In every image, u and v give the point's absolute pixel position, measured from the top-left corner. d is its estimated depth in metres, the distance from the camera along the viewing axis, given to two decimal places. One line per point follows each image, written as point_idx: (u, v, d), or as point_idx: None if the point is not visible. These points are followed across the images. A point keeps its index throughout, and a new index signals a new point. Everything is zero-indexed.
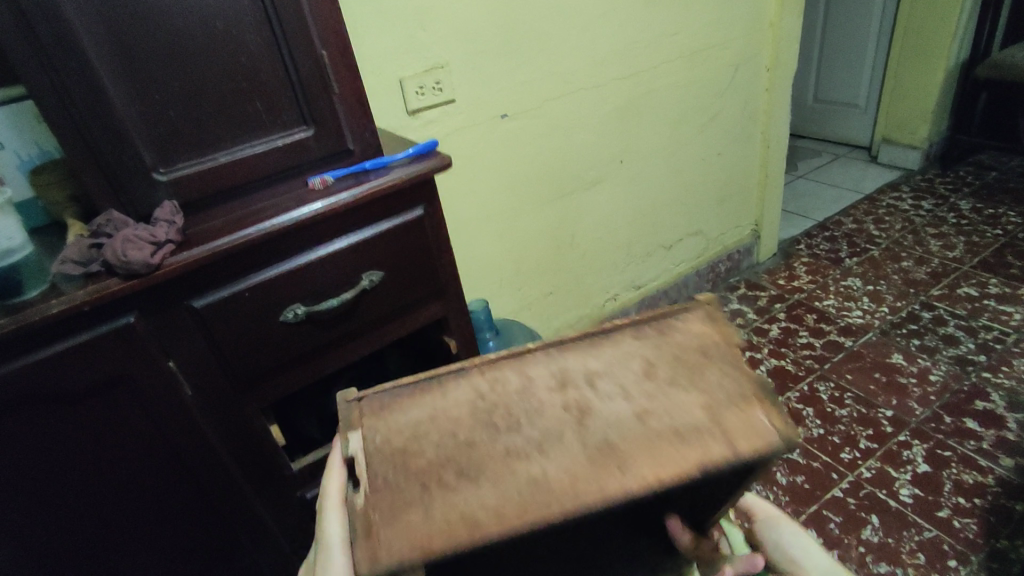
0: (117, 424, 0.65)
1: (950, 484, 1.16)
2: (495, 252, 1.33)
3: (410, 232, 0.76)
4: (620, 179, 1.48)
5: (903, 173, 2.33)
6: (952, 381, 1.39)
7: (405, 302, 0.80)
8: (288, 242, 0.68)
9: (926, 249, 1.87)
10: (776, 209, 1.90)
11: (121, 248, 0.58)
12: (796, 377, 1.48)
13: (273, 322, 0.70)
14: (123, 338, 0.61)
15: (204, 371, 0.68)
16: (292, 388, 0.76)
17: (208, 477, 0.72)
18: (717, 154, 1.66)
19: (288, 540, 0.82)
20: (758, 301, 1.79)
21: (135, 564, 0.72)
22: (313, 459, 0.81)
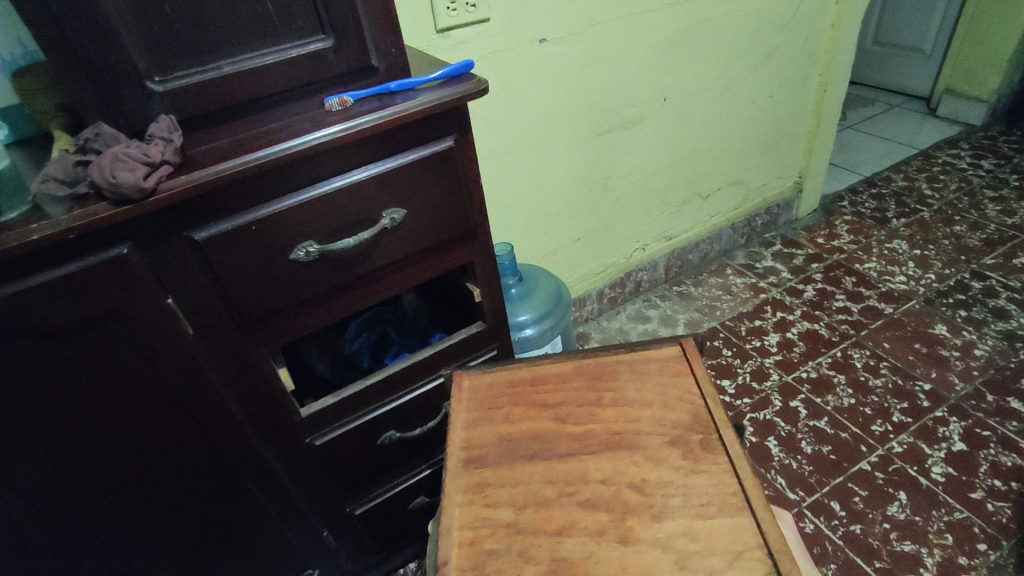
0: (115, 363, 0.59)
1: (986, 466, 1.11)
2: (522, 193, 1.24)
3: (438, 166, 0.68)
4: (662, 118, 1.36)
5: (964, 129, 2.15)
6: (998, 357, 1.31)
7: (429, 245, 0.72)
8: (301, 169, 0.60)
9: (982, 213, 1.74)
10: (823, 160, 1.76)
11: (109, 167, 0.50)
12: (829, 343, 1.41)
13: (284, 260, 0.63)
14: (117, 270, 0.55)
15: (207, 309, 0.62)
16: (304, 330, 0.70)
17: (213, 419, 0.68)
18: (768, 97, 1.52)
19: (297, 482, 0.79)
20: (794, 260, 1.69)
21: (138, 509, 0.69)
22: (321, 408, 0.76)
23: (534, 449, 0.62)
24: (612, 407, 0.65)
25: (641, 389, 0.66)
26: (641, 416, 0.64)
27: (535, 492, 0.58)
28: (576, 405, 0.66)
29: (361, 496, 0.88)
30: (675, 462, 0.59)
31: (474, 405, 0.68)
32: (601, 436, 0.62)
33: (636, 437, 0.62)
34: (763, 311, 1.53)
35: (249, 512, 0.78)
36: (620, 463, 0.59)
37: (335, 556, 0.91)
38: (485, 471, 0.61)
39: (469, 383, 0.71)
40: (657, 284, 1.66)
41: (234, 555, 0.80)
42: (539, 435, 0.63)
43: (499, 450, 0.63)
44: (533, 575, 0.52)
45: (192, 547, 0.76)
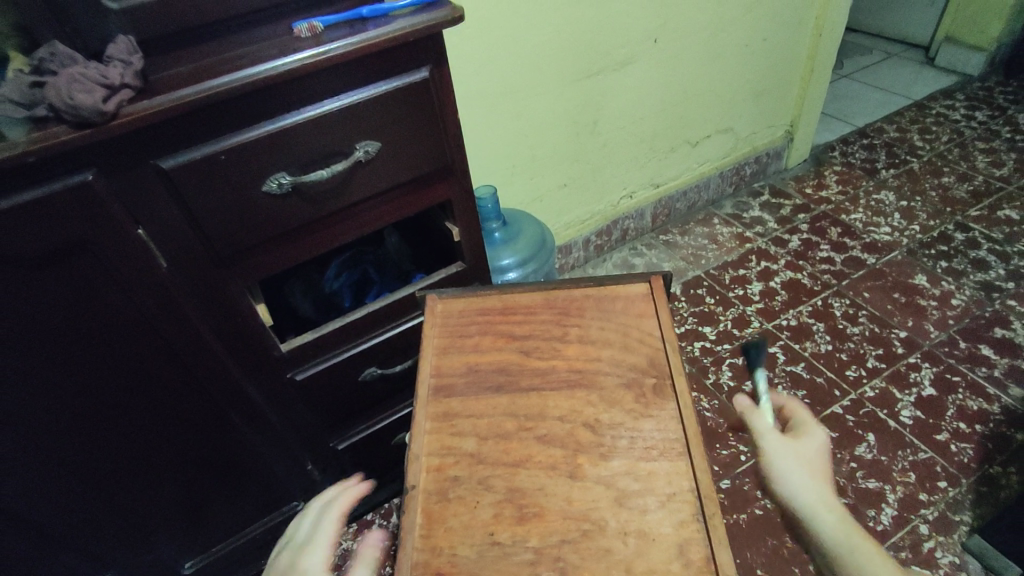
0: (87, 293, 0.59)
1: (953, 410, 1.15)
2: (506, 135, 1.22)
3: (412, 99, 0.66)
4: (651, 61, 1.32)
5: (960, 79, 2.12)
6: (974, 306, 1.33)
7: (405, 181, 0.71)
8: (270, 97, 0.58)
9: (971, 165, 1.73)
10: (815, 109, 1.74)
11: (66, 88, 0.49)
12: (811, 291, 1.43)
13: (256, 192, 0.62)
14: (81, 197, 0.53)
15: (180, 242, 0.61)
16: (282, 264, 0.70)
17: (192, 352, 0.69)
18: (762, 40, 1.48)
19: (279, 417, 0.81)
20: (781, 211, 1.69)
21: (122, 439, 0.70)
22: (301, 344, 0.77)
23: (499, 379, 0.63)
24: (575, 344, 0.66)
25: (604, 329, 0.67)
26: (602, 356, 0.64)
27: (498, 422, 0.60)
28: (541, 339, 0.67)
29: (344, 432, 0.91)
30: (627, 405, 0.60)
31: (442, 332, 0.69)
32: (560, 371, 0.64)
33: (595, 374, 0.63)
34: (747, 261, 1.54)
35: (233, 444, 0.80)
36: (577, 402, 0.61)
37: (318, 489, 0.94)
38: (453, 398, 0.63)
39: (440, 309, 0.71)
40: (643, 233, 1.65)
41: (222, 484, 0.83)
42: (504, 368, 0.64)
43: (466, 377, 0.64)
44: (489, 503, 0.54)
45: (179, 476, 0.78)
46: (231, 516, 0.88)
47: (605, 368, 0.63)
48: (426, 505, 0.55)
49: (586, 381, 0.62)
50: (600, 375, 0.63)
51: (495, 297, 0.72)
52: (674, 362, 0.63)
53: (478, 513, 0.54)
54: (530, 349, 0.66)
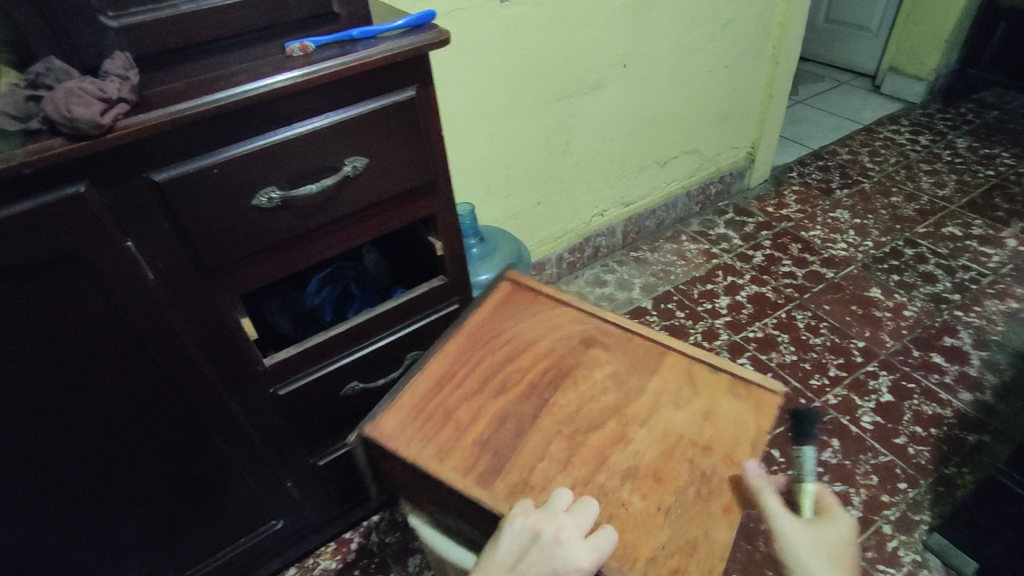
0: (72, 306, 0.59)
1: (909, 414, 1.21)
2: (485, 155, 1.26)
3: (400, 116, 0.68)
4: (621, 84, 1.38)
5: (905, 107, 2.26)
6: (925, 317, 1.42)
7: (391, 197, 0.73)
8: (262, 113, 0.60)
9: (917, 185, 1.85)
10: (774, 131, 1.83)
11: (63, 101, 0.50)
12: (775, 305, 1.49)
13: (245, 206, 0.63)
14: (71, 209, 0.54)
15: (170, 255, 0.62)
16: (269, 277, 0.71)
17: (176, 366, 0.69)
18: (723, 67, 1.56)
19: (261, 432, 0.81)
20: (745, 228, 1.76)
21: (100, 457, 0.69)
22: (284, 357, 0.77)
23: (507, 419, 0.66)
24: (526, 355, 0.73)
25: (529, 330, 0.76)
26: (561, 353, 0.73)
27: (549, 440, 0.64)
28: (495, 373, 0.71)
29: (324, 449, 0.91)
30: (606, 392, 0.69)
31: (422, 436, 0.65)
32: (550, 374, 0.70)
33: (573, 358, 0.72)
34: (714, 276, 1.60)
35: (214, 463, 0.79)
36: (574, 396, 0.68)
37: (300, 507, 0.94)
38: (505, 466, 0.62)
39: (402, 432, 0.66)
40: (615, 250, 1.70)
41: (202, 505, 0.82)
42: (503, 414, 0.66)
43: (486, 428, 0.65)
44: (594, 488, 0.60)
45: (157, 494, 0.77)
46: (209, 536, 0.86)
47: (569, 365, 0.72)
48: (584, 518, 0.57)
49: (570, 380, 0.70)
50: (566, 366, 0.71)
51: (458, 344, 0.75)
52: (587, 305, 0.79)
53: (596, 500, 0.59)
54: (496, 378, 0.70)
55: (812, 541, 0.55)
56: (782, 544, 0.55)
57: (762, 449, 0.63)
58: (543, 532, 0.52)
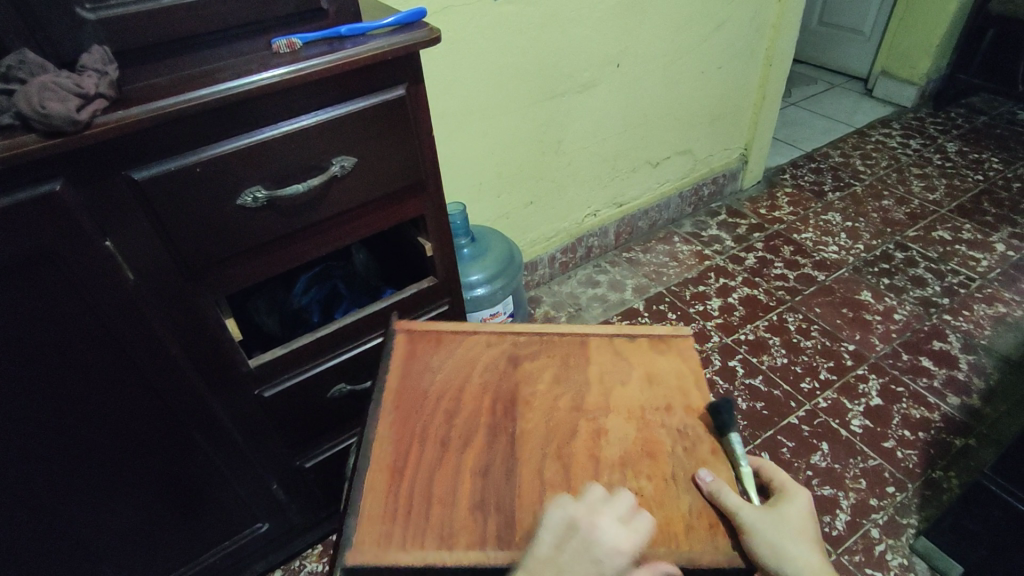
0: (47, 306, 0.57)
1: (898, 418, 1.21)
2: (476, 154, 1.24)
3: (390, 115, 0.67)
4: (614, 84, 1.37)
5: (896, 110, 2.27)
6: (914, 320, 1.42)
7: (379, 197, 0.72)
8: (247, 111, 0.58)
9: (908, 189, 1.85)
10: (768, 133, 1.83)
11: (37, 96, 0.48)
12: (766, 308, 1.49)
13: (230, 206, 0.61)
14: (46, 207, 0.52)
15: (150, 255, 0.60)
16: (254, 278, 0.69)
17: (156, 368, 0.67)
18: (717, 68, 1.56)
19: (245, 435, 0.80)
20: (737, 229, 1.76)
21: (76, 460, 0.68)
22: (269, 359, 0.76)
23: (488, 469, 0.61)
24: (469, 395, 0.68)
25: (449, 376, 0.70)
26: (506, 388, 0.68)
27: (541, 465, 0.61)
28: (446, 425, 0.65)
29: (310, 451, 0.89)
30: (590, 395, 0.68)
31: (412, 537, 0.56)
32: (501, 405, 0.67)
33: (511, 381, 0.69)
34: (707, 278, 1.60)
35: (196, 465, 0.78)
36: (555, 400, 0.67)
37: (285, 511, 0.93)
38: (515, 516, 0.57)
39: (393, 531, 0.56)
40: (607, 250, 1.70)
41: (183, 507, 0.80)
42: (485, 466, 0.61)
43: (472, 484, 0.59)
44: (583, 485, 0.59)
45: (137, 498, 0.75)
46: (191, 540, 0.85)
47: (516, 399, 0.67)
48: None
49: (534, 408, 0.66)
50: (513, 402, 0.67)
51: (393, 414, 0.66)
52: (491, 326, 0.76)
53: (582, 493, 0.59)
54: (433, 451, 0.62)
55: (775, 525, 0.54)
56: (749, 533, 0.54)
57: (705, 386, 0.69)
58: (579, 521, 0.52)
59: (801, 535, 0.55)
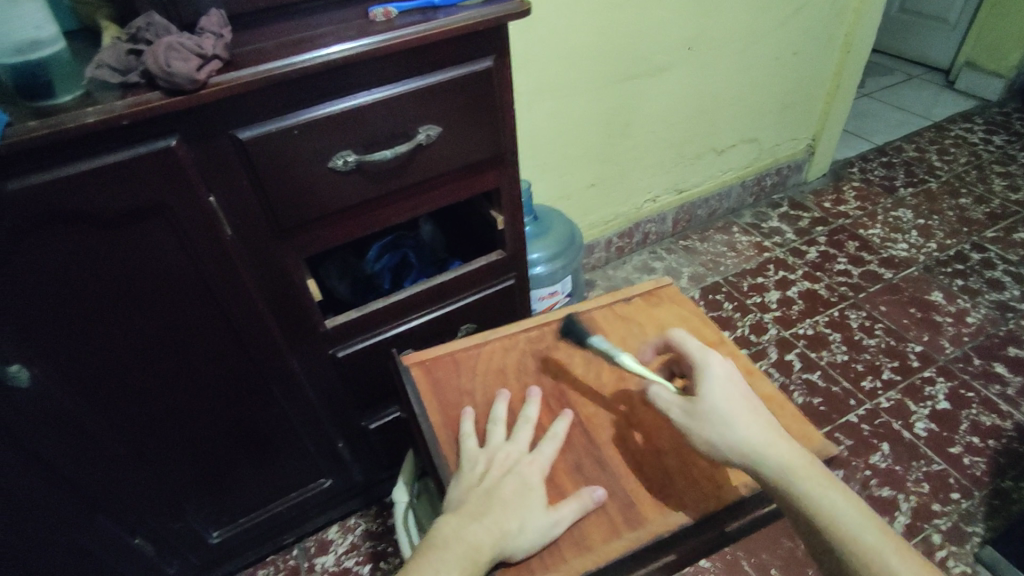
0: (154, 256, 0.61)
1: (967, 424, 1.17)
2: (541, 134, 1.25)
3: (474, 85, 0.68)
4: (685, 68, 1.35)
5: (980, 104, 2.15)
6: (989, 325, 1.36)
7: (459, 167, 0.73)
8: (343, 77, 0.60)
9: (988, 187, 1.76)
10: (839, 123, 1.76)
11: (164, 57, 0.52)
12: (828, 303, 1.45)
13: (322, 168, 0.64)
14: (162, 162, 0.56)
15: (247, 212, 0.64)
16: (338, 239, 0.72)
17: (245, 322, 0.71)
18: (792, 54, 1.51)
19: (319, 392, 0.84)
20: (800, 222, 1.71)
21: (170, 403, 0.72)
22: (345, 321, 0.79)
23: (579, 463, 0.60)
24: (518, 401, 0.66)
25: (485, 393, 0.67)
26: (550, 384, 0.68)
27: (623, 440, 0.62)
28: None
29: (375, 413, 0.93)
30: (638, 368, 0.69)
31: (551, 557, 0.54)
32: (553, 398, 0.67)
33: (548, 375, 0.69)
34: (765, 270, 1.56)
35: (271, 417, 0.82)
36: (610, 377, 0.68)
37: (347, 468, 0.97)
38: (631, 497, 0.58)
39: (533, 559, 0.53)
40: (663, 237, 1.68)
41: (258, 456, 0.85)
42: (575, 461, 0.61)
43: (575, 484, 0.59)
44: (670, 456, 0.60)
45: (218, 444, 0.80)
46: (262, 488, 0.90)
47: (561, 390, 0.67)
48: (679, 487, 0.58)
49: (590, 391, 0.67)
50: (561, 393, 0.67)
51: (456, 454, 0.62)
52: (505, 328, 0.74)
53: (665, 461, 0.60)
54: (543, 529, 0.54)
55: (704, 413, 0.55)
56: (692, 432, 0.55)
57: (711, 320, 0.74)
58: (513, 478, 0.57)
59: (731, 416, 0.54)
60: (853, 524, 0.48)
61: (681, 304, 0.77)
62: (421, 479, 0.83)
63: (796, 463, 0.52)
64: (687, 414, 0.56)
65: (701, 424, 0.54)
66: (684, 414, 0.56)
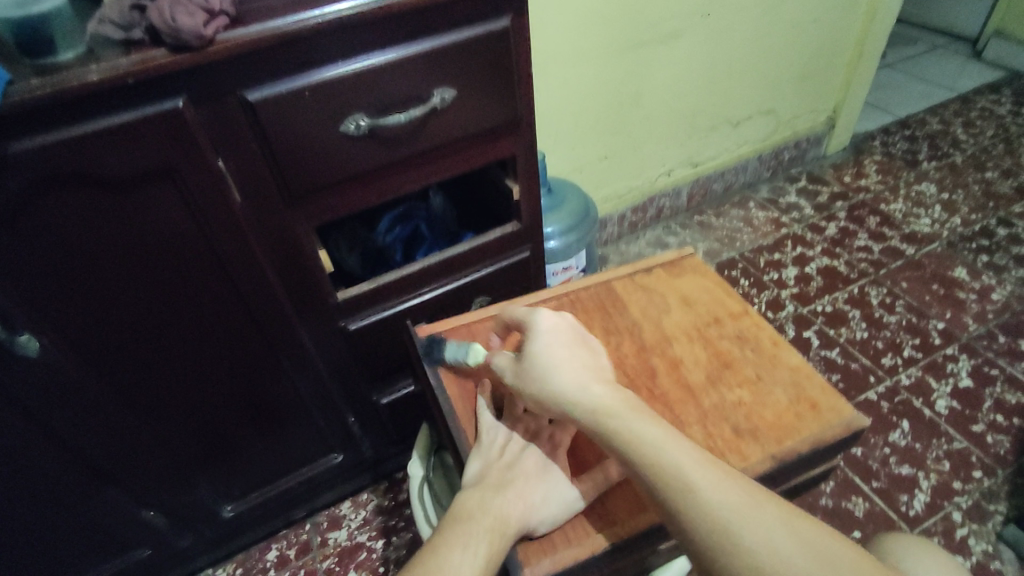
0: (163, 223, 0.60)
1: (990, 402, 1.14)
2: (554, 104, 1.21)
3: (491, 46, 0.65)
4: (703, 36, 1.30)
5: (1007, 75, 2.08)
6: (1015, 302, 1.32)
7: (474, 133, 0.71)
8: (355, 36, 0.58)
9: (1016, 161, 1.70)
10: (861, 95, 1.71)
11: (169, 11, 0.50)
12: (847, 279, 1.42)
13: (334, 133, 0.62)
14: (169, 124, 0.54)
15: (257, 178, 0.62)
16: (349, 208, 0.70)
17: (256, 292, 0.70)
18: (813, 21, 1.45)
19: (330, 365, 0.83)
20: (818, 197, 1.67)
21: (182, 374, 0.72)
22: (357, 292, 0.78)
23: None
24: None
25: None
26: None
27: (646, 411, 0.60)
28: None
29: (386, 387, 0.92)
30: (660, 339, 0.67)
31: (574, 531, 0.52)
32: None
33: None
34: (783, 246, 1.53)
35: (283, 390, 0.81)
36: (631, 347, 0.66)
37: (359, 443, 0.96)
38: None
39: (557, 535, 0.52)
40: (678, 213, 1.64)
41: (270, 429, 0.85)
42: (597, 433, 0.59)
43: (596, 457, 0.57)
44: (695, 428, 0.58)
45: (230, 416, 0.80)
46: (274, 460, 0.90)
47: None
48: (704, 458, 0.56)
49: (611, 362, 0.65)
50: None
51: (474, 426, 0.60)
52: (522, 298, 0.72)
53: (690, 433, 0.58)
54: (567, 501, 0.52)
55: (524, 368, 0.56)
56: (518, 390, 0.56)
57: (734, 290, 0.72)
58: (534, 451, 0.55)
59: (549, 367, 0.55)
60: (674, 460, 0.48)
61: (704, 275, 0.74)
62: (437, 453, 0.79)
63: (610, 406, 0.52)
64: (511, 373, 0.57)
65: (523, 379, 0.56)
66: (510, 373, 0.57)
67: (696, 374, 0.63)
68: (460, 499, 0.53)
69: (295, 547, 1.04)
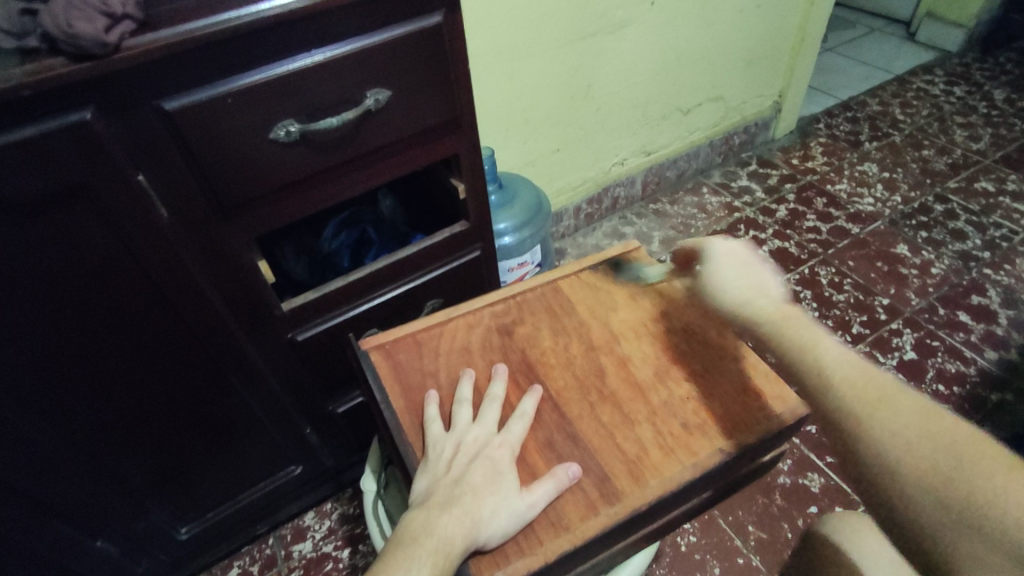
0: (84, 245, 0.56)
1: (932, 372, 1.19)
2: (502, 99, 1.20)
3: (423, 43, 0.63)
4: (647, 25, 1.30)
5: (940, 55, 2.16)
6: (953, 275, 1.38)
7: (412, 134, 0.69)
8: (277, 38, 0.55)
9: (950, 138, 1.77)
10: (804, 79, 1.74)
11: (65, 16, 0.47)
12: (798, 260, 1.45)
13: (262, 140, 0.59)
14: (79, 138, 0.50)
15: (184, 192, 0.58)
16: (287, 216, 0.67)
17: (193, 310, 0.66)
18: (755, 7, 1.47)
19: (279, 379, 0.80)
20: (768, 180, 1.71)
21: (119, 400, 0.68)
22: (301, 304, 0.75)
23: (551, 440, 0.58)
24: (485, 380, 0.64)
25: (450, 373, 0.65)
26: (518, 360, 0.65)
27: (595, 413, 0.60)
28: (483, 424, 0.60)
29: (340, 397, 0.89)
30: (608, 339, 0.67)
31: (525, 541, 0.51)
32: (521, 374, 0.64)
33: (514, 350, 0.66)
34: (736, 230, 1.56)
35: (231, 408, 0.78)
36: (579, 349, 0.66)
37: (316, 455, 0.94)
38: (606, 471, 0.56)
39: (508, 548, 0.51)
40: (633, 202, 1.65)
41: (221, 448, 0.82)
42: (547, 438, 0.59)
43: (547, 463, 0.57)
44: (643, 427, 0.59)
45: (177, 438, 0.76)
46: (227, 479, 0.86)
47: (531, 365, 0.65)
48: (654, 457, 0.57)
49: (559, 365, 0.65)
50: (529, 369, 0.64)
51: (422, 440, 0.59)
52: (469, 303, 0.71)
53: (639, 432, 0.58)
54: (516, 513, 0.51)
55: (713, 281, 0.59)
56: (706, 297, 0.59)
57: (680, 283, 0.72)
58: (481, 462, 0.54)
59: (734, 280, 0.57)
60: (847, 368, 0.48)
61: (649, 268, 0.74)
62: (386, 468, 0.79)
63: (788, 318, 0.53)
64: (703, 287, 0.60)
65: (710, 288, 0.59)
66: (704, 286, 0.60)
67: (643, 371, 0.63)
68: (407, 520, 0.51)
69: (257, 564, 1.01)
